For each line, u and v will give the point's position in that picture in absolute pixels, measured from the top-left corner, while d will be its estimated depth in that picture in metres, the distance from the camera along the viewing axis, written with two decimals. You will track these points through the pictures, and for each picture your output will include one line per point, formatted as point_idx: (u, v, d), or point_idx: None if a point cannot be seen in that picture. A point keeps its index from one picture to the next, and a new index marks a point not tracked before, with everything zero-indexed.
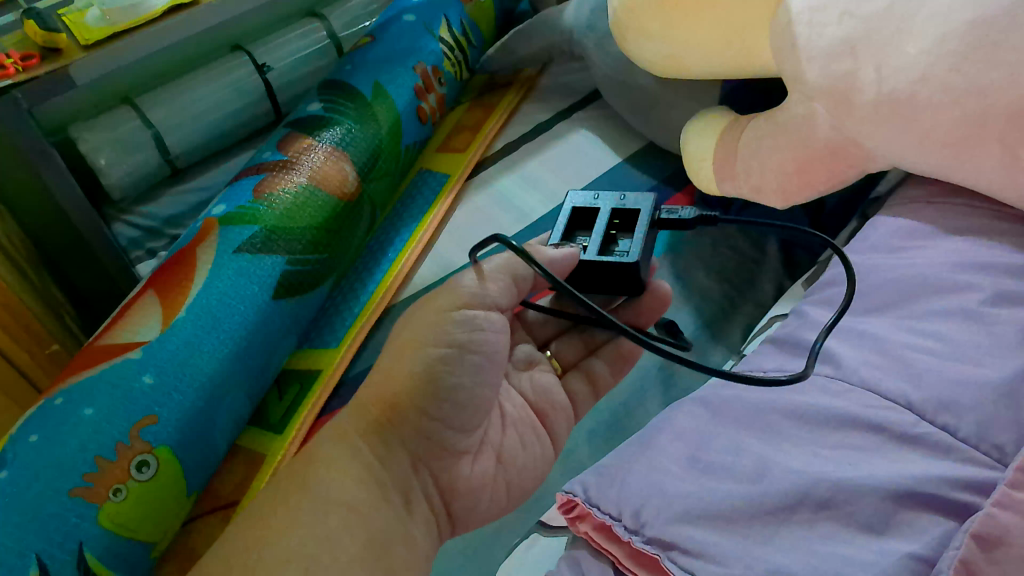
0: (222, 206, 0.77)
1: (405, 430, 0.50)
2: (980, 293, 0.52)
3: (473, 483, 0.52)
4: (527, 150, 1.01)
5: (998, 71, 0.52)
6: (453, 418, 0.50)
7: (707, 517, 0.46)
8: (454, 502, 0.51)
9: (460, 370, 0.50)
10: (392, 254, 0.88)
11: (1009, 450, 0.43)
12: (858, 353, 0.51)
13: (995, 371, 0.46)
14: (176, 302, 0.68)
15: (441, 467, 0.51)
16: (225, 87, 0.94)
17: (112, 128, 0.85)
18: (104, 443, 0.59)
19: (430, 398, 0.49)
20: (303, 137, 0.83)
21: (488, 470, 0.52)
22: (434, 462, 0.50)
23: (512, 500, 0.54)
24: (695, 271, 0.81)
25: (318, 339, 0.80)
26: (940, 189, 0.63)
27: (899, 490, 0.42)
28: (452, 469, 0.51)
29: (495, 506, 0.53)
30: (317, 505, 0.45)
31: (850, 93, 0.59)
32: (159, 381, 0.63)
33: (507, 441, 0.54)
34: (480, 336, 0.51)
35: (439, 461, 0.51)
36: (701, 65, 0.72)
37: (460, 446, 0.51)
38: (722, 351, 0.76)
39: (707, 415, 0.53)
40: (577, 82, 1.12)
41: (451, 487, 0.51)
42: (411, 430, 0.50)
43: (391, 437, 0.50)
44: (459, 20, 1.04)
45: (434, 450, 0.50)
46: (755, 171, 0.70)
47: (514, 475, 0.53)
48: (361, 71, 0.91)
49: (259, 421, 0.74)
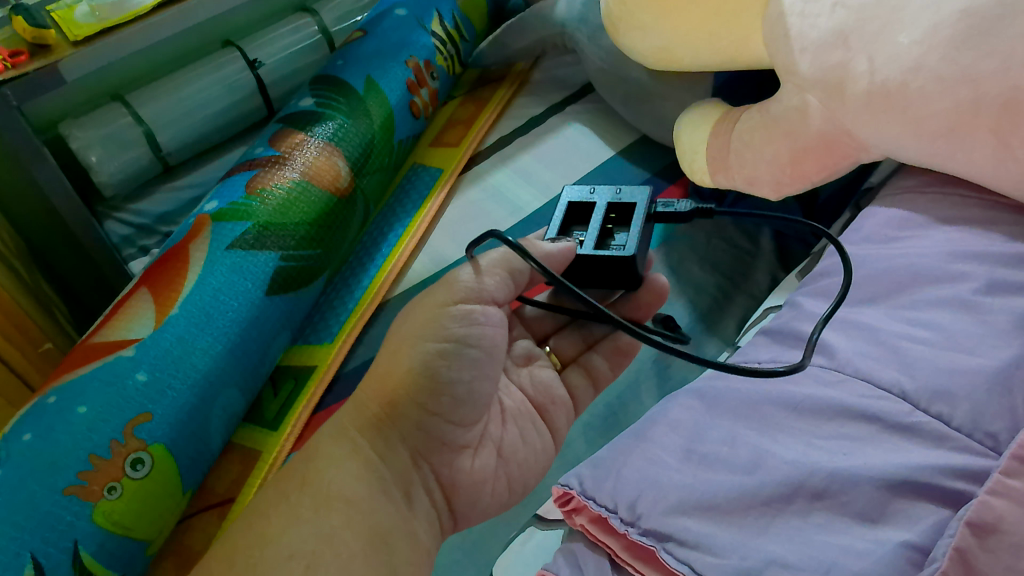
0: (214, 202, 0.76)
1: (405, 427, 0.50)
2: (974, 283, 0.52)
3: (474, 478, 0.51)
4: (521, 144, 1.01)
5: (992, 61, 0.52)
6: (453, 412, 0.50)
7: (703, 508, 0.46)
8: (455, 498, 0.51)
9: (459, 364, 0.50)
10: (386, 249, 0.88)
11: (1003, 438, 0.43)
12: (852, 344, 0.51)
13: (990, 359, 0.46)
14: (168, 299, 0.68)
15: (441, 463, 0.50)
16: (217, 83, 0.93)
17: (103, 125, 0.85)
18: (98, 441, 0.59)
19: (430, 393, 0.49)
20: (295, 133, 0.82)
21: (489, 464, 0.52)
22: (435, 458, 0.50)
23: (513, 495, 0.54)
24: (690, 264, 0.82)
25: (313, 335, 0.80)
26: (932, 179, 0.63)
27: (895, 479, 0.43)
28: (452, 464, 0.51)
29: (496, 500, 0.53)
30: (316, 501, 0.45)
31: (842, 83, 0.59)
32: (153, 378, 0.63)
33: (507, 435, 0.54)
34: (478, 331, 0.51)
35: (439, 456, 0.50)
36: (694, 57, 0.72)
37: (460, 441, 0.51)
38: (717, 344, 0.76)
39: (702, 407, 0.53)
40: (570, 76, 1.12)
41: (452, 482, 0.51)
42: (412, 426, 0.50)
43: (390, 433, 0.50)
44: (451, 14, 1.04)
45: (434, 445, 0.50)
46: (748, 163, 0.70)
47: (514, 469, 0.53)
48: (353, 65, 0.90)
49: (254, 418, 0.74)
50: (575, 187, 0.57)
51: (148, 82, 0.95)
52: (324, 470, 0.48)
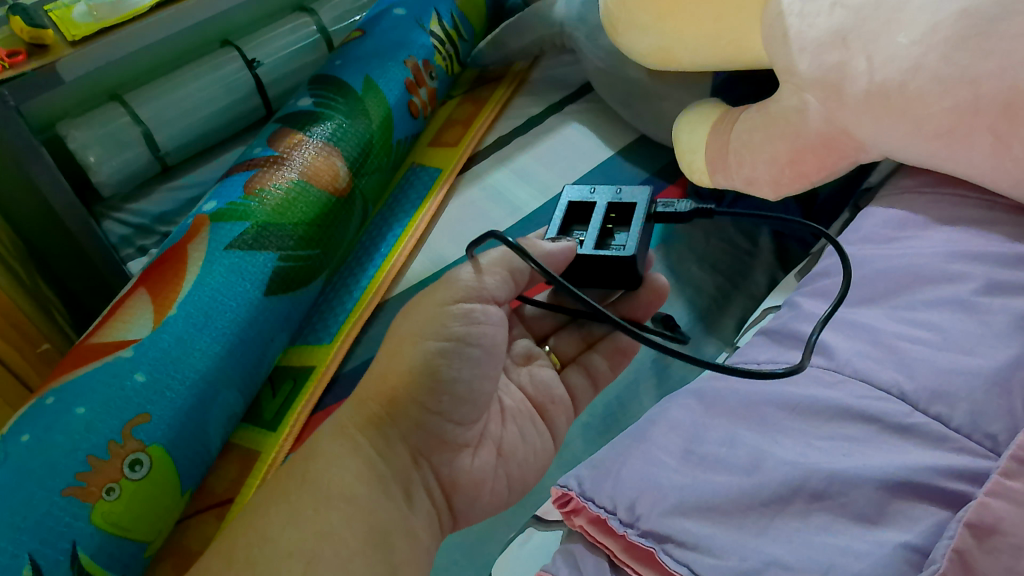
0: (213, 202, 0.76)
1: (405, 424, 0.50)
2: (973, 283, 0.52)
3: (474, 477, 0.51)
4: (519, 143, 1.01)
5: (991, 61, 0.52)
6: (453, 412, 0.50)
7: (703, 509, 0.46)
8: (454, 496, 0.51)
9: (459, 363, 0.50)
10: (385, 249, 0.88)
11: (1001, 439, 0.43)
12: (850, 345, 0.51)
13: (989, 360, 0.46)
14: (166, 299, 0.67)
15: (441, 462, 0.50)
16: (215, 83, 0.93)
17: (102, 125, 0.85)
18: (96, 442, 0.59)
19: (429, 393, 0.49)
20: (293, 133, 0.82)
21: (488, 463, 0.52)
22: (434, 457, 0.50)
23: (512, 494, 0.54)
24: (689, 264, 0.82)
25: (311, 335, 0.80)
26: (931, 179, 0.63)
27: (894, 480, 0.43)
28: (452, 463, 0.51)
29: (496, 499, 0.53)
30: (316, 500, 0.45)
31: (841, 84, 0.59)
32: (151, 379, 0.63)
33: (507, 434, 0.54)
34: (478, 330, 0.51)
35: (439, 455, 0.50)
36: (693, 57, 0.71)
37: (461, 440, 0.51)
38: (715, 344, 0.76)
39: (701, 407, 0.53)
40: (568, 75, 1.12)
41: (452, 481, 0.51)
42: (412, 425, 0.50)
43: (390, 431, 0.49)
44: (450, 14, 1.04)
45: (434, 444, 0.50)
46: (747, 164, 0.70)
47: (515, 468, 0.53)
48: (352, 65, 0.90)
49: (252, 418, 0.74)
50: (575, 187, 0.57)
51: (147, 82, 0.95)
52: (324, 469, 0.47)
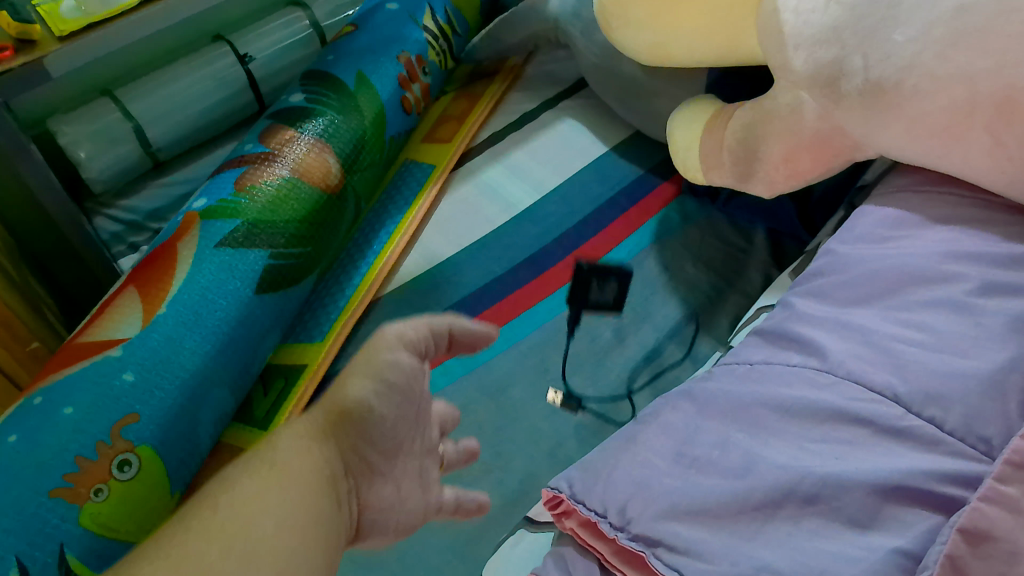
0: (203, 199, 0.75)
1: (344, 443, 0.42)
2: (968, 284, 0.51)
3: (382, 506, 0.44)
4: (513, 139, 1.00)
5: (988, 59, 0.51)
6: (378, 433, 0.43)
7: (694, 513, 0.45)
8: (362, 522, 0.43)
9: (387, 406, 0.44)
10: (377, 246, 0.87)
11: (995, 443, 0.43)
12: (844, 346, 0.51)
13: (983, 363, 0.46)
14: (156, 298, 0.67)
15: (365, 488, 0.43)
16: (207, 78, 0.92)
17: (93, 121, 0.84)
18: (84, 443, 0.58)
19: (358, 430, 0.42)
20: (285, 129, 0.81)
21: (399, 495, 0.45)
22: (357, 475, 0.42)
23: (405, 533, 0.47)
24: (684, 263, 0.83)
25: (303, 333, 0.80)
26: (927, 177, 0.62)
27: (887, 484, 0.42)
28: (370, 490, 0.43)
29: (403, 527, 0.46)
30: (241, 526, 0.34)
31: (838, 80, 0.58)
32: (140, 379, 0.62)
33: (404, 486, 0.46)
34: (399, 363, 0.45)
35: (365, 478, 0.43)
36: (687, 52, 0.71)
37: (379, 468, 0.44)
38: (710, 343, 0.76)
39: (693, 409, 0.52)
40: (563, 71, 1.11)
41: (366, 506, 0.43)
42: (348, 447, 0.42)
43: (330, 448, 0.41)
44: (444, 9, 1.03)
45: (360, 464, 0.42)
46: (742, 161, 0.69)
47: (405, 516, 0.46)
48: (345, 60, 0.89)
49: (244, 418, 0.73)
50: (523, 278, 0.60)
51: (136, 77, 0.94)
52: (244, 506, 0.36)
